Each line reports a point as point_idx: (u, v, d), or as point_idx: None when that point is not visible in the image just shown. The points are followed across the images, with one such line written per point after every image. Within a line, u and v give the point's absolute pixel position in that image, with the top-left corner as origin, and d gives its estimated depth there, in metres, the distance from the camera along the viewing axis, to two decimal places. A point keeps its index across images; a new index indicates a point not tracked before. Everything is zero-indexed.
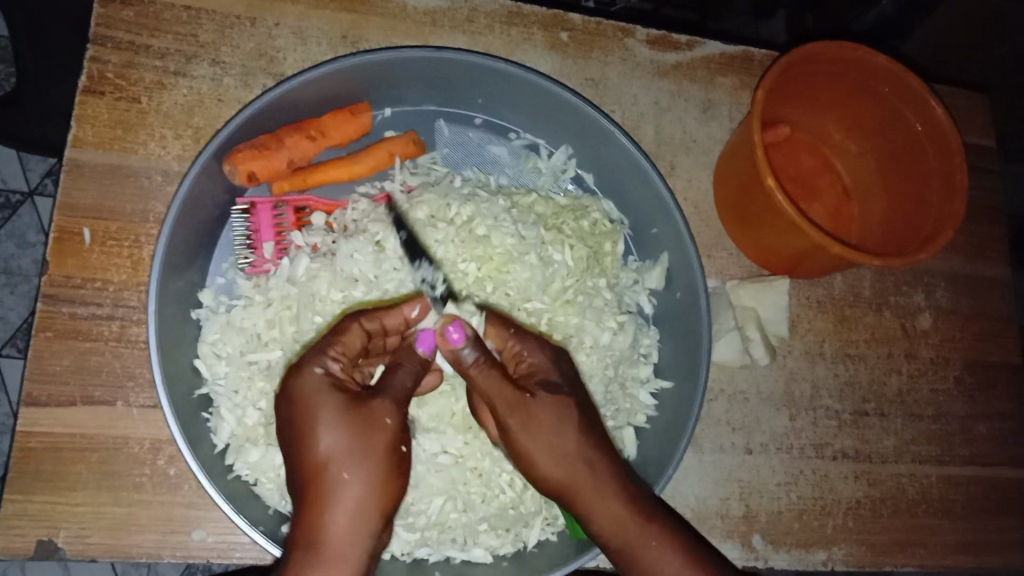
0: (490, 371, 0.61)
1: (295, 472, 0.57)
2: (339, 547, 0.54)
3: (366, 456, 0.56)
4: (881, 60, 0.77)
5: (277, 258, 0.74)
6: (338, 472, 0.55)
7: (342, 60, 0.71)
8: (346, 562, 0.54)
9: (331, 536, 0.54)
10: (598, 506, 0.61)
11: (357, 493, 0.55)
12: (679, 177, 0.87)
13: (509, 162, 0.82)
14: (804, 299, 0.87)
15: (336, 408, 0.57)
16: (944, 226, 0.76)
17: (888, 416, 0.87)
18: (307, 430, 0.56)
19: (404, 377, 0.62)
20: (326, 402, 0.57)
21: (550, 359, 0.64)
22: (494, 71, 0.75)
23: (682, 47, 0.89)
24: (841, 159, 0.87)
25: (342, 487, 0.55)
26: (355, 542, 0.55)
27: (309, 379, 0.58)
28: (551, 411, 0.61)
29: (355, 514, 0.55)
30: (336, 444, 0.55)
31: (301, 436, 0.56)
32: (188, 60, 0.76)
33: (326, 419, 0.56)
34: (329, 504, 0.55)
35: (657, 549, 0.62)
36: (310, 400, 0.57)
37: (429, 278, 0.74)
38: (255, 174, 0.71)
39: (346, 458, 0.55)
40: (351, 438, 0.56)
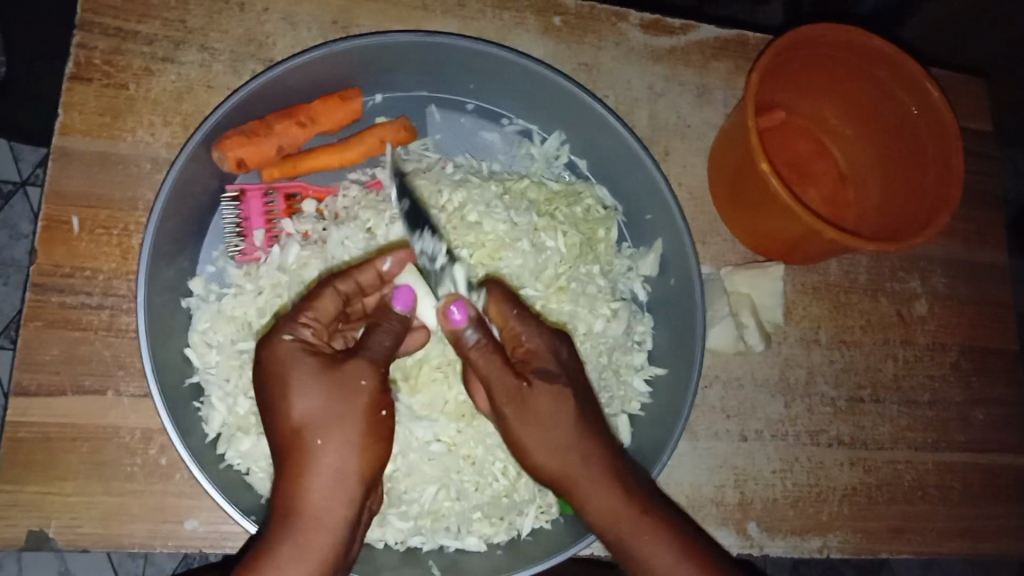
0: (490, 355, 0.61)
1: (274, 437, 0.58)
2: (316, 511, 0.55)
3: (340, 421, 0.56)
4: (877, 43, 0.77)
5: (267, 246, 0.73)
6: (312, 439, 0.55)
7: (332, 46, 0.70)
8: (324, 527, 0.55)
9: (308, 501, 0.55)
10: (594, 496, 0.61)
11: (331, 458, 0.55)
12: (674, 163, 0.86)
13: (502, 148, 0.82)
14: (800, 285, 0.86)
15: (308, 374, 0.57)
16: (939, 209, 0.75)
17: (884, 402, 0.87)
18: (279, 397, 0.56)
19: (382, 338, 0.60)
20: (297, 368, 0.57)
21: (549, 344, 0.63)
22: (487, 56, 0.74)
23: (677, 31, 0.88)
24: (837, 143, 0.87)
25: (317, 454, 0.55)
26: (333, 505, 0.55)
27: (277, 346, 0.58)
28: (546, 405, 0.60)
29: (332, 478, 0.55)
30: (309, 410, 0.56)
31: (276, 402, 0.57)
32: (176, 46, 0.75)
33: (299, 384, 0.56)
34: (305, 470, 0.55)
35: (652, 542, 0.60)
36: (282, 368, 0.57)
37: (429, 250, 0.71)
38: (243, 161, 0.71)
39: (320, 424, 0.56)
40: (324, 404, 0.56)
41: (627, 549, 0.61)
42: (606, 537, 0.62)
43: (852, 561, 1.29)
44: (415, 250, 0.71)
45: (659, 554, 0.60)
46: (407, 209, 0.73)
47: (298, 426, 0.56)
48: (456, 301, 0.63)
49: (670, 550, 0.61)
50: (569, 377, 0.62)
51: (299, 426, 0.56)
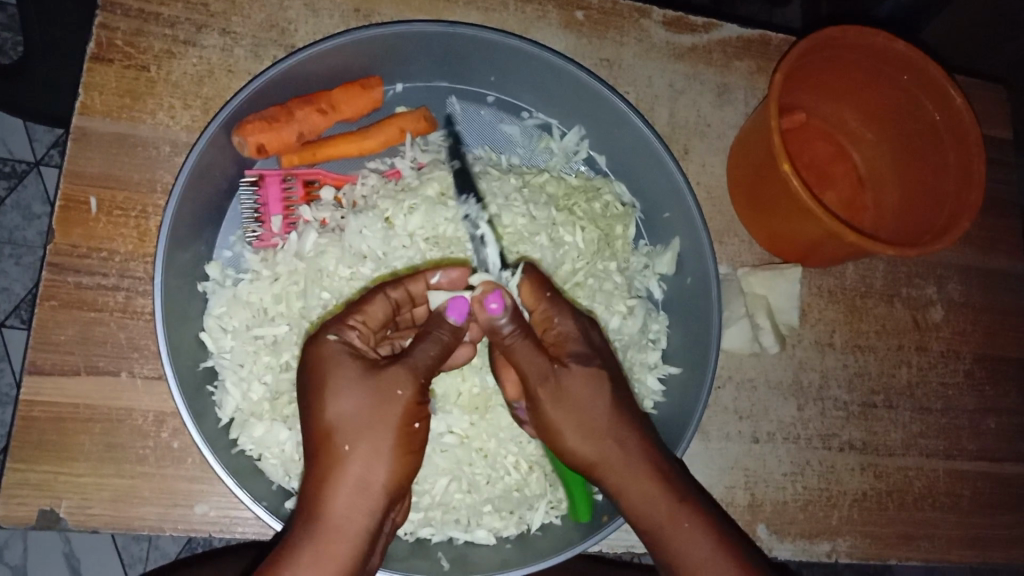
0: (525, 341, 0.58)
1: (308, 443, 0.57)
2: (337, 520, 0.54)
3: (370, 429, 0.55)
4: (901, 47, 0.77)
5: (285, 232, 0.73)
6: (341, 443, 0.55)
7: (356, 33, 0.70)
8: (345, 535, 0.54)
9: (331, 508, 0.54)
10: (630, 484, 0.60)
11: (361, 467, 0.55)
12: (693, 162, 0.86)
13: (521, 141, 0.81)
14: (816, 288, 0.86)
15: (347, 377, 0.56)
16: (961, 215, 0.75)
17: (896, 408, 0.86)
18: (317, 398, 0.56)
19: (428, 348, 0.58)
20: (336, 370, 0.57)
21: (580, 325, 0.63)
22: (509, 49, 0.74)
23: (699, 29, 0.88)
24: (856, 146, 0.87)
25: (343, 459, 0.55)
26: (357, 514, 0.55)
27: (324, 345, 0.58)
28: (585, 385, 0.60)
29: (358, 489, 0.55)
30: (346, 414, 0.56)
31: (313, 402, 0.57)
32: (198, 29, 0.75)
33: (336, 385, 0.56)
34: (333, 476, 0.55)
35: (690, 533, 0.60)
36: (323, 366, 0.57)
37: (472, 215, 0.74)
38: (264, 146, 0.70)
39: (351, 430, 0.55)
40: (359, 409, 0.56)
41: (663, 540, 0.60)
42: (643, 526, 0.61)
43: (856, 567, 1.27)
44: (460, 214, 0.74)
45: (697, 547, 0.59)
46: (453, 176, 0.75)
47: (331, 429, 0.56)
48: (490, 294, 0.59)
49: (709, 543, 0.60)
50: (603, 359, 0.62)
51: (331, 429, 0.56)
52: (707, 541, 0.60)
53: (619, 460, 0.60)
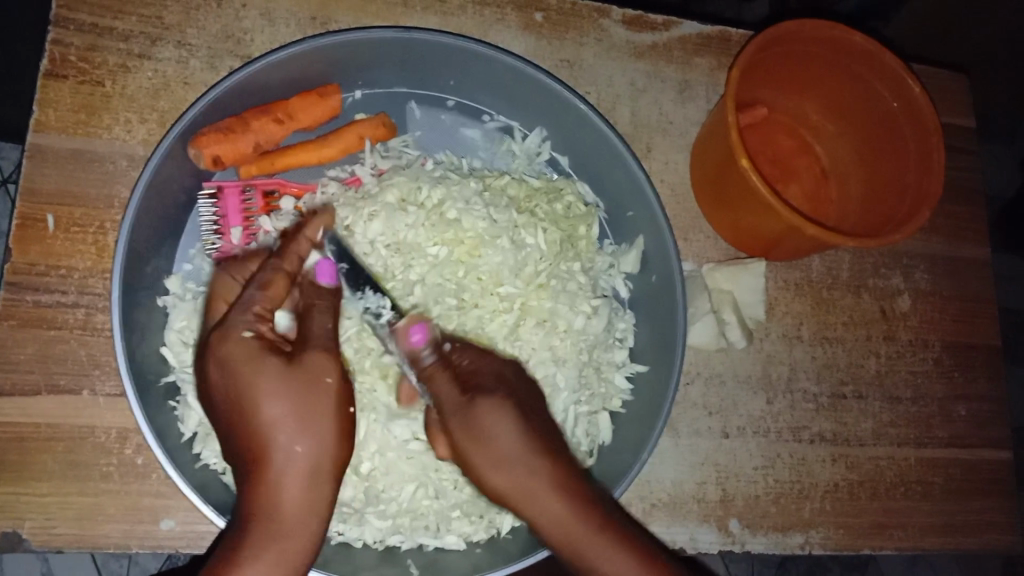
0: (437, 370, 0.64)
1: (237, 444, 0.57)
2: (292, 510, 0.57)
3: (311, 423, 0.57)
4: (858, 39, 0.77)
5: (245, 244, 0.71)
6: (283, 443, 0.56)
7: (310, 41, 0.70)
8: (301, 523, 0.57)
9: (283, 502, 0.56)
10: (545, 507, 0.59)
11: (302, 468, 0.57)
12: (656, 160, 0.86)
13: (482, 145, 0.81)
14: (782, 282, 0.86)
15: (273, 375, 0.56)
16: (920, 206, 0.76)
17: (865, 398, 0.87)
18: (245, 402, 0.56)
19: (324, 320, 0.60)
20: (262, 371, 0.56)
21: (487, 362, 0.65)
22: (466, 52, 0.74)
23: (659, 27, 0.88)
24: (818, 139, 0.87)
25: (289, 458, 0.56)
26: (306, 509, 0.57)
27: (237, 344, 0.57)
28: (489, 413, 0.60)
29: (309, 479, 0.57)
30: (282, 423, 0.56)
31: (241, 407, 0.56)
32: (153, 42, 0.74)
33: (265, 387, 0.56)
34: (282, 474, 0.56)
35: (612, 557, 0.58)
36: (245, 368, 0.56)
37: (373, 307, 0.69)
38: (220, 158, 0.70)
39: (291, 429, 0.56)
40: (292, 409, 0.56)
41: (586, 566, 0.59)
42: (565, 555, 0.60)
43: (839, 559, 1.22)
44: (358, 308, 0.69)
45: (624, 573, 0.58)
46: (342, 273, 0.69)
47: (267, 433, 0.56)
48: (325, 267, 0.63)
49: (633, 564, 0.58)
50: (509, 389, 0.63)
51: (267, 432, 0.56)
52: (633, 561, 0.59)
53: (529, 488, 0.60)
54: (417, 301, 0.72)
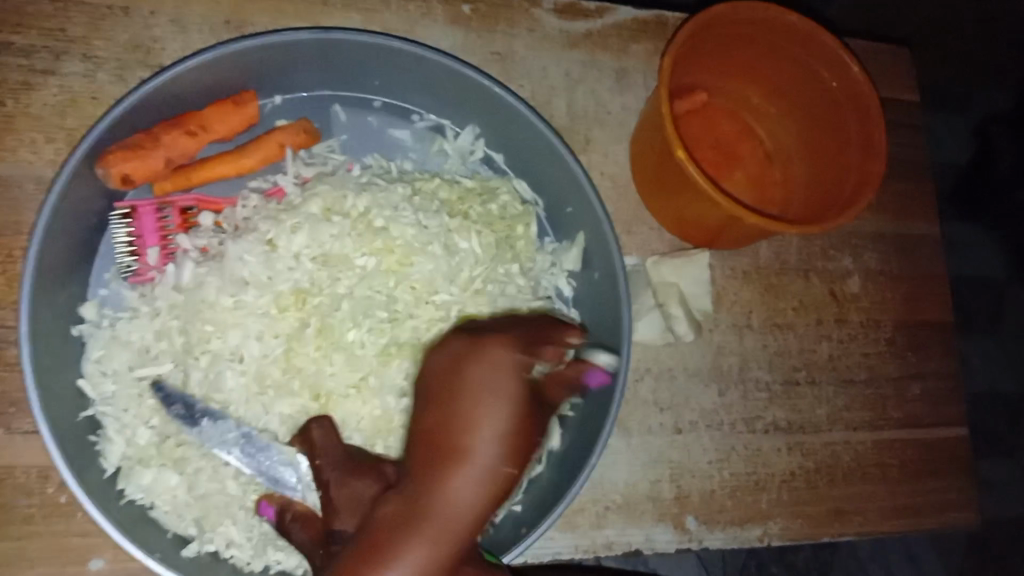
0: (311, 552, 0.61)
1: (422, 442, 0.57)
2: (450, 512, 0.54)
3: (518, 431, 0.56)
4: (794, 19, 0.75)
5: (163, 264, 0.69)
6: (468, 438, 0.55)
7: (221, 48, 0.66)
8: (447, 525, 0.53)
9: (455, 497, 0.54)
10: None
11: (481, 481, 0.54)
12: (595, 152, 0.83)
13: (413, 145, 0.78)
14: (729, 270, 0.84)
15: (502, 387, 0.57)
16: (863, 187, 0.74)
17: (819, 383, 0.85)
18: (463, 404, 0.56)
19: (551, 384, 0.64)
20: (498, 377, 0.57)
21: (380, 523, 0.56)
22: (390, 51, 0.71)
23: (593, 14, 0.85)
24: (760, 122, 0.85)
25: (463, 451, 0.55)
26: (470, 522, 0.54)
27: (507, 355, 0.59)
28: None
29: (482, 484, 0.54)
30: (484, 421, 0.56)
31: (468, 410, 0.56)
32: (56, 57, 0.70)
33: (496, 387, 0.57)
34: (473, 466, 0.54)
35: None
36: (495, 371, 0.57)
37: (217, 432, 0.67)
38: (129, 176, 0.67)
39: (498, 430, 0.55)
40: (509, 429, 0.56)
41: None
42: None
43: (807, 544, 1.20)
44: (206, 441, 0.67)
45: None
46: (177, 415, 0.67)
47: (468, 431, 0.55)
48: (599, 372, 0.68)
49: None
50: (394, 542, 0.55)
51: (495, 439, 0.55)
52: None
53: None
54: (345, 316, 0.70)
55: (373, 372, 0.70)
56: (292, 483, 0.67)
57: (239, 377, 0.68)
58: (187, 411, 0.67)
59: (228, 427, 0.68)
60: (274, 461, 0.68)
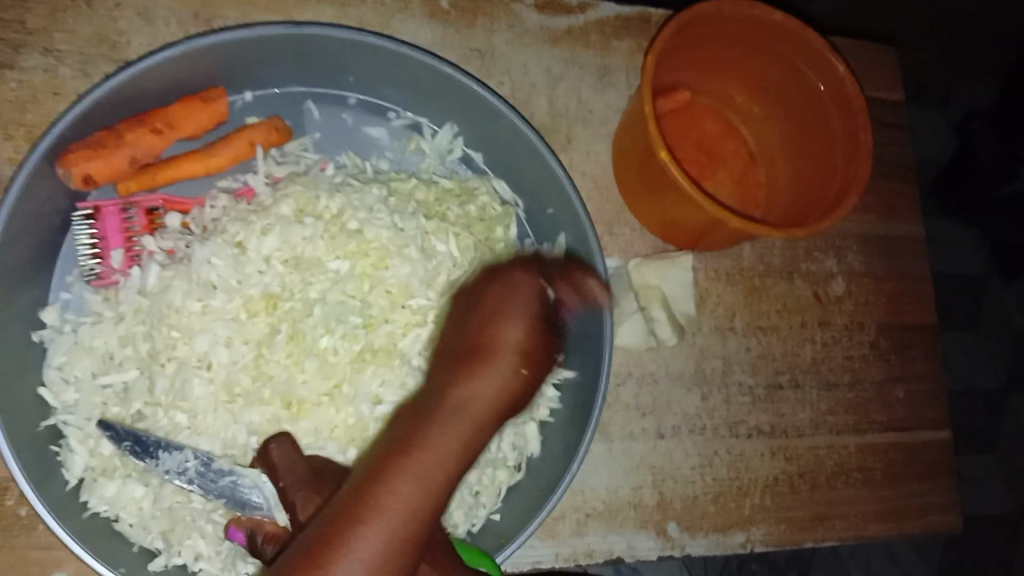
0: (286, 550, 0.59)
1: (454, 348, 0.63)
2: (462, 401, 0.59)
3: (538, 349, 0.62)
4: (779, 17, 0.74)
5: (127, 267, 0.66)
6: (493, 339, 0.61)
7: (189, 43, 0.64)
8: (461, 413, 0.59)
9: (466, 390, 0.60)
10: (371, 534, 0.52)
11: (493, 382, 0.60)
12: (576, 150, 0.82)
13: (389, 144, 0.76)
14: (712, 272, 0.83)
15: (522, 305, 0.62)
16: (848, 188, 0.73)
17: (802, 386, 0.84)
18: (492, 317, 0.62)
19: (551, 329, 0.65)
20: (528, 294, 0.63)
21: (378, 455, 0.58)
22: (363, 46, 0.69)
23: (574, 9, 0.83)
24: (744, 121, 0.84)
25: (489, 353, 0.61)
26: (479, 416, 0.59)
27: (530, 278, 0.65)
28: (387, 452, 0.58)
29: (494, 387, 0.60)
30: (505, 324, 0.62)
31: (494, 318, 0.62)
32: (16, 50, 0.68)
33: (522, 309, 0.62)
34: (490, 365, 0.60)
35: None
36: (522, 287, 0.63)
37: (172, 466, 0.64)
38: (91, 176, 0.65)
39: (511, 347, 0.61)
40: (522, 338, 0.61)
41: None
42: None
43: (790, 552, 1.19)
44: (163, 474, 0.64)
45: None
46: (128, 451, 0.64)
47: (490, 342, 0.61)
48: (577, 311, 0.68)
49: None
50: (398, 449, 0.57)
51: (510, 346, 0.61)
52: None
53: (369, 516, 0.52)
54: (317, 322, 0.68)
55: (348, 379, 0.68)
56: (260, 503, 0.64)
57: (206, 385, 0.66)
58: (138, 443, 0.64)
59: (184, 456, 0.64)
60: (238, 484, 0.65)
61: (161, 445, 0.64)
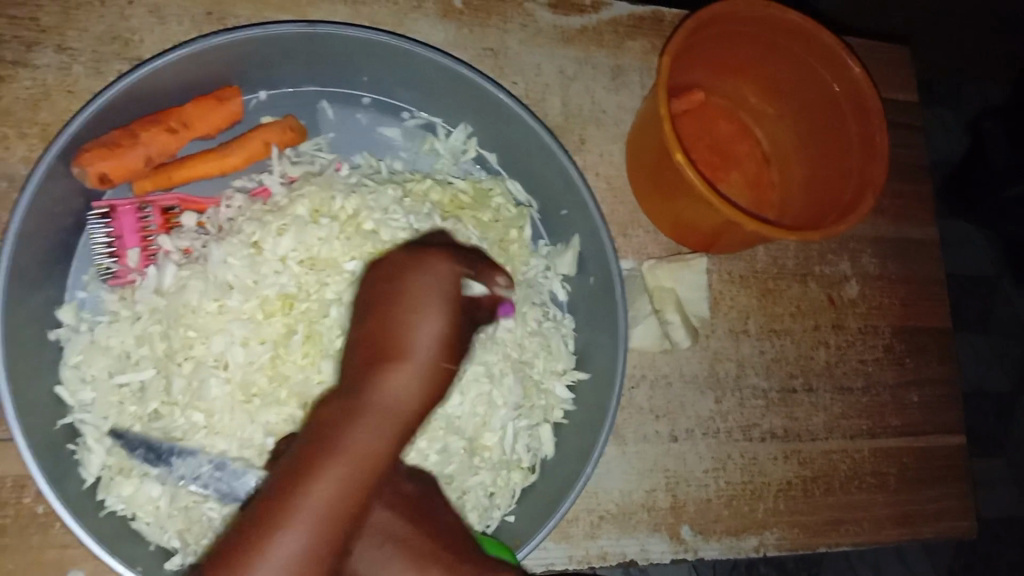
0: None
1: (361, 351, 0.60)
2: (381, 405, 0.56)
3: (444, 344, 0.60)
4: (795, 18, 0.73)
5: (143, 267, 0.66)
6: (409, 341, 0.59)
7: (204, 42, 0.64)
8: (379, 412, 0.56)
9: (383, 393, 0.57)
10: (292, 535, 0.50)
11: (410, 381, 0.58)
12: (590, 152, 0.81)
13: (403, 144, 0.76)
14: (726, 275, 0.82)
15: (434, 297, 0.60)
16: (864, 192, 0.72)
17: (815, 390, 0.84)
18: (406, 312, 0.59)
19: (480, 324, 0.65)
20: (437, 287, 0.60)
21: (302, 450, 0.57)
22: (378, 47, 0.69)
23: (587, 9, 0.83)
24: (758, 123, 0.83)
25: (403, 351, 0.58)
26: (398, 416, 0.57)
27: (443, 264, 0.62)
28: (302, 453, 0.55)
29: (412, 388, 0.58)
30: (421, 317, 0.59)
31: (406, 313, 0.60)
32: (29, 48, 0.67)
33: (432, 304, 0.60)
34: (404, 365, 0.58)
35: None
36: (432, 284, 0.60)
37: (185, 472, 0.64)
38: (107, 175, 0.64)
39: (421, 345, 0.59)
40: (437, 336, 0.59)
41: None
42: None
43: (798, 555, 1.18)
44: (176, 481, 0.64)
45: None
46: (140, 458, 0.64)
47: (400, 343, 0.59)
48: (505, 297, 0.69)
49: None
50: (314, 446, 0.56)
51: (414, 342, 0.59)
52: None
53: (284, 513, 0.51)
54: (332, 323, 0.67)
55: None
56: None
57: (223, 385, 0.65)
58: (150, 451, 0.64)
59: (197, 462, 0.65)
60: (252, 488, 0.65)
61: (172, 450, 0.65)
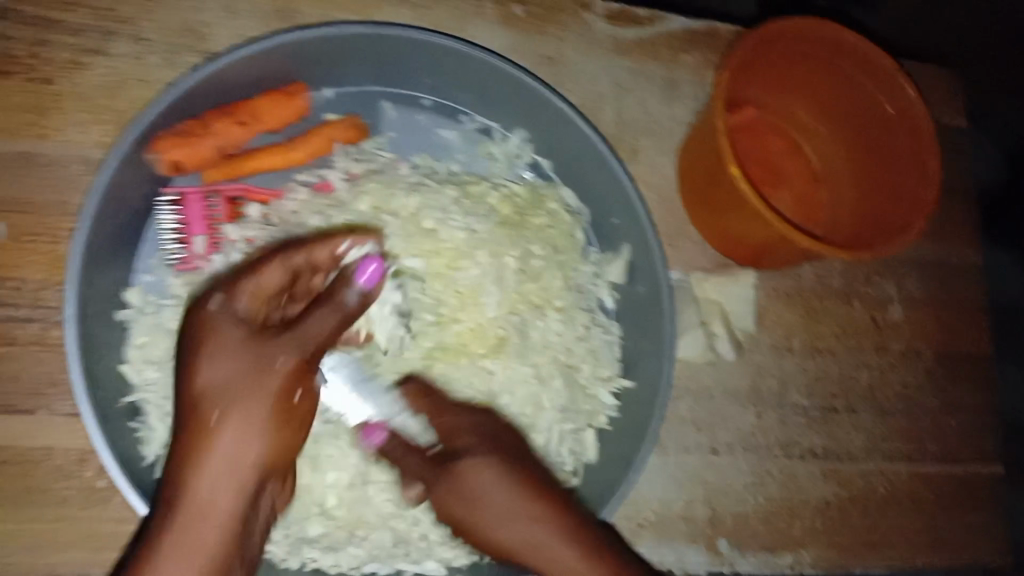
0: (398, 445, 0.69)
1: (180, 415, 0.61)
2: (203, 477, 0.59)
3: (243, 396, 0.60)
4: (853, 39, 0.74)
5: (210, 253, 0.69)
6: (210, 409, 0.60)
7: (277, 38, 0.65)
8: (204, 483, 0.59)
9: (209, 461, 0.59)
10: None
11: (227, 444, 0.60)
12: (642, 163, 0.82)
13: (461, 146, 0.77)
14: (772, 291, 0.83)
15: (230, 343, 0.60)
16: (915, 214, 0.73)
17: (856, 411, 0.84)
18: (190, 358, 0.61)
19: (323, 322, 0.62)
20: (227, 334, 0.61)
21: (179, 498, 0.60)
22: (443, 50, 0.70)
23: (645, 22, 0.84)
24: (809, 142, 0.84)
25: (212, 424, 0.60)
26: (228, 482, 0.60)
27: (206, 314, 0.62)
28: (184, 519, 0.58)
29: (233, 456, 0.60)
30: (210, 363, 0.60)
31: (190, 364, 0.61)
32: (107, 37, 0.69)
33: (228, 347, 0.60)
34: (212, 434, 0.60)
35: None
36: (212, 328, 0.61)
37: None
38: (180, 163, 0.67)
39: (217, 395, 0.60)
40: (231, 376, 0.60)
41: None
42: None
43: None
44: None
45: None
46: None
47: (199, 397, 0.60)
48: (367, 259, 0.66)
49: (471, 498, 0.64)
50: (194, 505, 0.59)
51: (201, 392, 0.60)
52: None
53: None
54: None
55: None
56: None
57: None
58: None
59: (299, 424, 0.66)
60: None
61: None
